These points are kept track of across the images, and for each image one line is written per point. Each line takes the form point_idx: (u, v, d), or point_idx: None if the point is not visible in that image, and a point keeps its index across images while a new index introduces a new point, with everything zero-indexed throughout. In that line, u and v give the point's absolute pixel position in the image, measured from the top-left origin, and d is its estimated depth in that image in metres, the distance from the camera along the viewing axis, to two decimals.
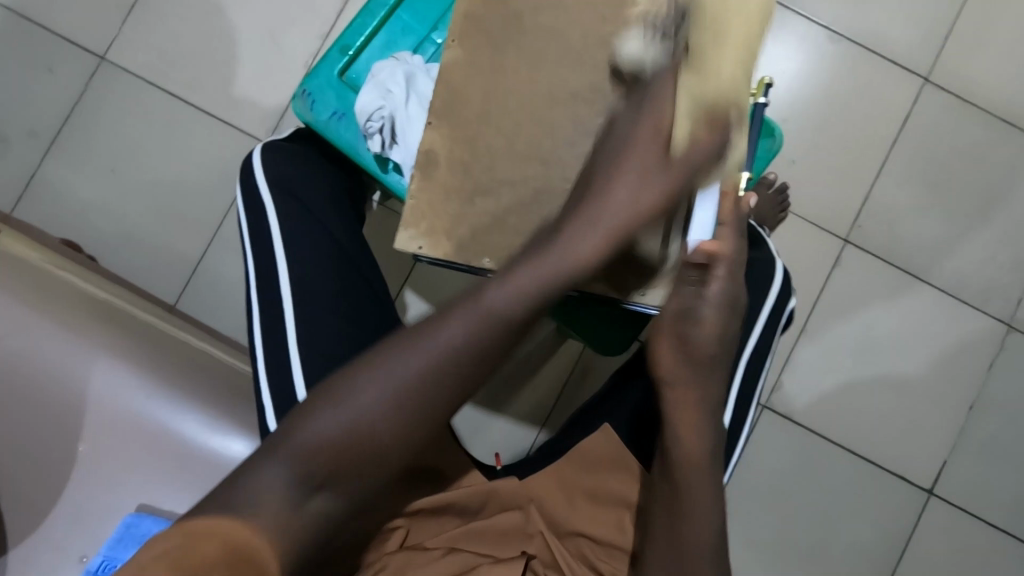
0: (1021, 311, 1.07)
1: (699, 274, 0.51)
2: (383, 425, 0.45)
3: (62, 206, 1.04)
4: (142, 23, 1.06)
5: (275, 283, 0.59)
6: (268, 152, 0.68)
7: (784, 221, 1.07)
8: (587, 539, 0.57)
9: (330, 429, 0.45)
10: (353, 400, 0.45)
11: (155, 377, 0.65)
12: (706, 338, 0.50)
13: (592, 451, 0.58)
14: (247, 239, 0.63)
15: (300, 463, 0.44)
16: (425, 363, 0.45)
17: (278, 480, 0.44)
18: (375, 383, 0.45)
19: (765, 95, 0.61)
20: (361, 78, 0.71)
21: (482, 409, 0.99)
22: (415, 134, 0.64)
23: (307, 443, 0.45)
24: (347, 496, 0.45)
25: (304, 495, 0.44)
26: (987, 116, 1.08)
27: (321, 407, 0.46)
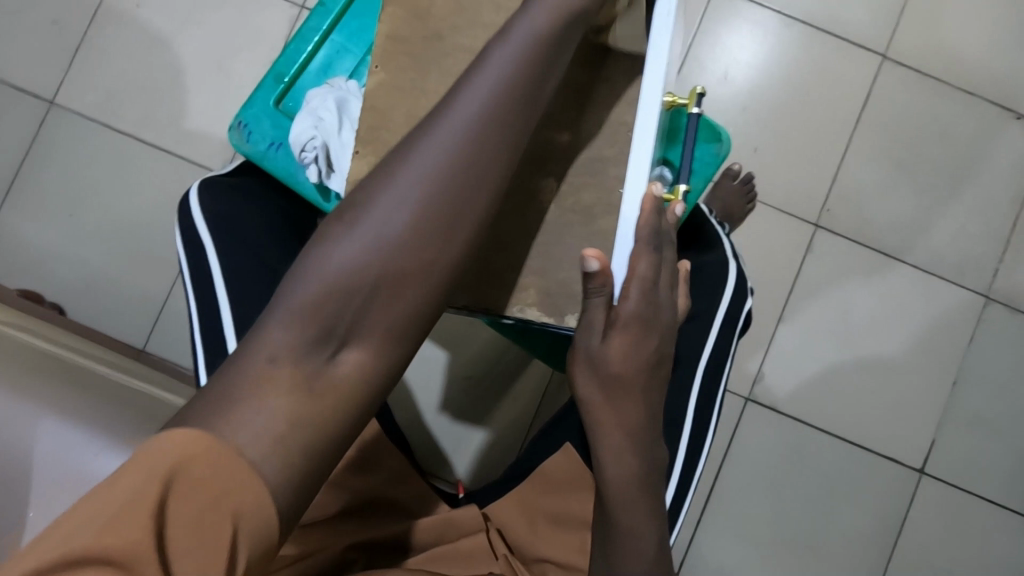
0: (998, 282, 1.07)
1: (598, 286, 0.45)
2: (408, 243, 0.39)
3: (22, 255, 1.02)
4: (89, 63, 1.05)
5: (218, 327, 0.58)
6: (204, 186, 0.67)
7: (751, 213, 1.06)
8: (552, 564, 0.55)
9: (347, 258, 0.38)
10: (364, 223, 0.39)
11: (106, 433, 0.61)
12: (614, 360, 0.46)
13: (553, 475, 0.57)
14: (187, 275, 0.62)
15: (322, 297, 0.38)
16: (444, 167, 0.40)
17: (290, 340, 0.37)
18: (388, 193, 0.40)
19: (699, 105, 0.58)
20: (297, 106, 0.70)
21: (462, 422, 0.98)
22: (347, 159, 0.61)
23: (321, 278, 0.38)
24: (380, 339, 0.39)
25: (329, 347, 0.38)
26: (947, 87, 1.07)
27: (327, 239, 0.40)
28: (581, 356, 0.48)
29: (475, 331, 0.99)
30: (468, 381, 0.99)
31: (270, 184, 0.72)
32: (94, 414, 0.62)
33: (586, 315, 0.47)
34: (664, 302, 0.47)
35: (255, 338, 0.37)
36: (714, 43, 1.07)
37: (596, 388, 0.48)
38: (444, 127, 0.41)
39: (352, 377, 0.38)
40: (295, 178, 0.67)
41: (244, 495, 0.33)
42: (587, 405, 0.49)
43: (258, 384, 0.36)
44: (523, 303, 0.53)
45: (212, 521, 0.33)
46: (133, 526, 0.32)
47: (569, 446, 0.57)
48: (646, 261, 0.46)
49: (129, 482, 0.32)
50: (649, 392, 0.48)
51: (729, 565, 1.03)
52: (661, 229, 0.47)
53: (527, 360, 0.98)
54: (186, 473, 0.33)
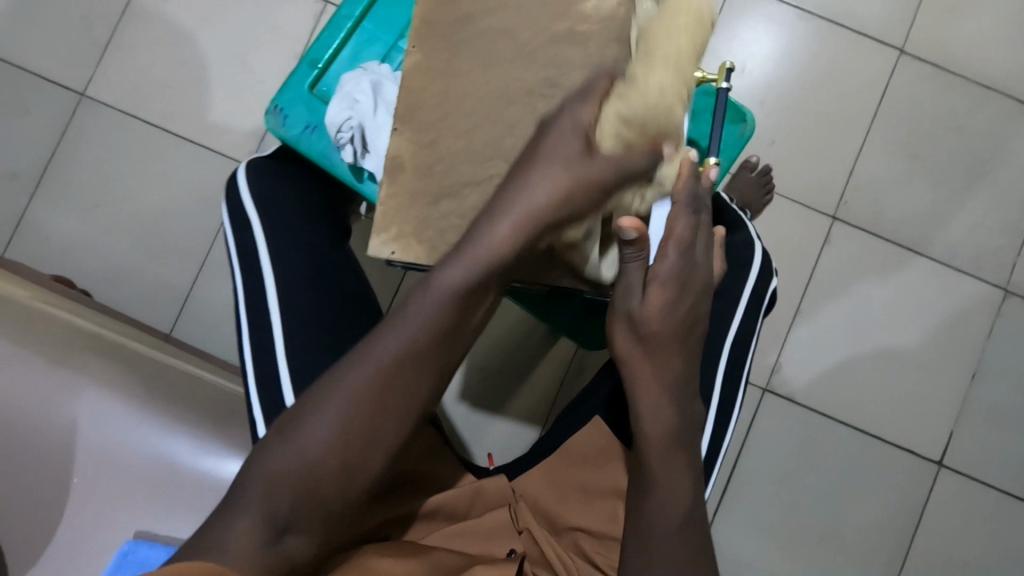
0: (1016, 275, 1.07)
1: (635, 252, 0.47)
2: (333, 461, 0.43)
3: (52, 244, 1.04)
4: (118, 58, 1.08)
5: (264, 305, 0.59)
6: (250, 168, 0.69)
7: (769, 205, 1.06)
8: (582, 532, 0.57)
9: (287, 467, 0.43)
10: (297, 445, 0.43)
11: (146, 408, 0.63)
12: (651, 318, 0.48)
13: (581, 447, 0.59)
14: (232, 252, 0.64)
15: (267, 497, 0.43)
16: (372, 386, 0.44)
17: (244, 525, 0.42)
18: (317, 417, 0.43)
19: (727, 80, 0.59)
20: (331, 90, 0.72)
21: (481, 411, 0.99)
22: (384, 140, 0.63)
23: (265, 487, 0.43)
24: (317, 528, 0.43)
25: (271, 535, 0.42)
26: (964, 81, 1.08)
27: (269, 452, 0.44)
28: (621, 317, 0.50)
29: (497, 321, 1.00)
30: (489, 367, 1.00)
31: (303, 168, 0.74)
32: (142, 394, 0.63)
33: (623, 278, 0.49)
34: (699, 264, 0.50)
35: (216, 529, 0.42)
36: (731, 38, 1.08)
37: (633, 347, 0.50)
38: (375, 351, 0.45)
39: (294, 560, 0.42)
40: (329, 160, 0.69)
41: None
42: (626, 360, 0.50)
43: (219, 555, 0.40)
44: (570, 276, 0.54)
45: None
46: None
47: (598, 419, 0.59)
48: (683, 223, 0.49)
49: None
50: (686, 349, 0.50)
51: (746, 556, 1.04)
52: (698, 192, 0.50)
53: (546, 348, 1.00)
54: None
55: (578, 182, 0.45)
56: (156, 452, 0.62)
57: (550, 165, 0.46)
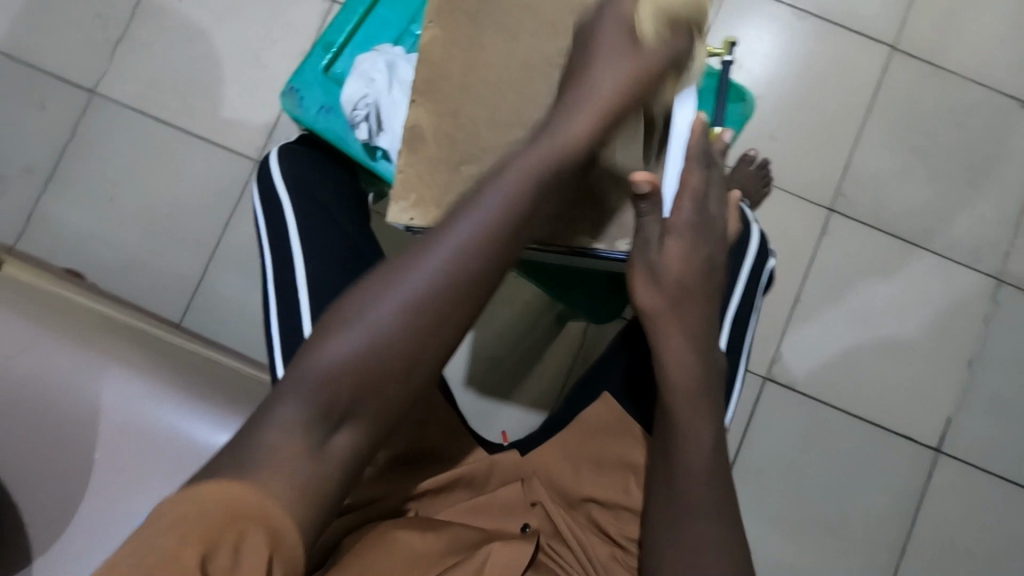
0: (1009, 266, 1.09)
1: (649, 207, 0.50)
2: (385, 358, 0.45)
3: (62, 238, 1.06)
4: (130, 54, 1.10)
5: (292, 278, 0.62)
6: (284, 155, 0.71)
7: (768, 197, 1.09)
8: (595, 504, 0.59)
9: (340, 359, 0.45)
10: (368, 322, 0.45)
11: (131, 372, 0.64)
12: (671, 269, 0.50)
13: (591, 421, 0.60)
14: (264, 234, 0.67)
15: (320, 388, 0.44)
16: (423, 292, 0.46)
17: (296, 420, 0.44)
18: (395, 297, 0.46)
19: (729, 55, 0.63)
20: (345, 72, 0.74)
21: (489, 398, 1.01)
22: (400, 117, 0.66)
23: (334, 364, 0.45)
24: (370, 421, 0.45)
25: (323, 431, 0.44)
26: (955, 77, 1.11)
27: (339, 332, 0.45)
28: (640, 269, 0.51)
29: (504, 310, 1.02)
30: (496, 353, 1.01)
31: (325, 149, 0.75)
32: (158, 373, 0.65)
33: (641, 231, 0.51)
34: (714, 218, 0.52)
35: (274, 407, 0.45)
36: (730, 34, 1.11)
37: (656, 300, 0.51)
38: (423, 261, 0.46)
39: (346, 454, 0.45)
40: (343, 140, 0.71)
41: (278, 515, 0.41)
42: (649, 311, 0.51)
43: (271, 455, 0.43)
44: (577, 234, 0.57)
45: (255, 530, 0.39)
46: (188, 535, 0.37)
47: (608, 396, 0.61)
48: (698, 176, 0.51)
49: (182, 504, 0.39)
50: (704, 296, 0.52)
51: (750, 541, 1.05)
52: (709, 151, 0.52)
53: (552, 336, 1.01)
54: (230, 495, 0.40)
55: (630, 80, 0.51)
56: (141, 415, 0.63)
57: (607, 63, 0.51)
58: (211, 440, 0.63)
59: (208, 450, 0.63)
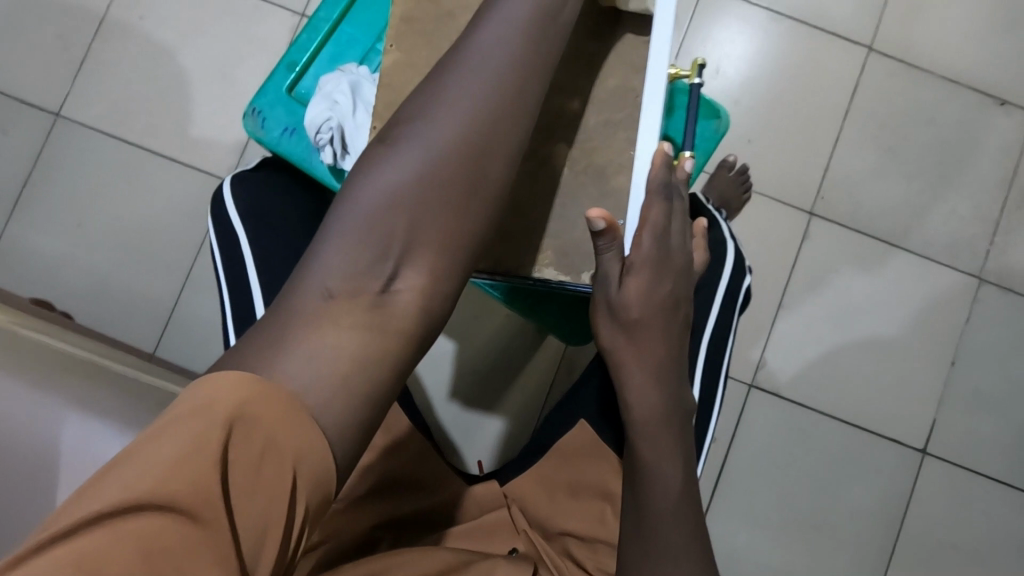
0: (990, 264, 1.09)
1: (608, 242, 0.47)
2: (443, 175, 0.43)
3: (31, 264, 1.03)
4: (95, 74, 1.07)
5: (251, 308, 0.61)
6: (240, 183, 0.70)
7: (748, 202, 1.08)
8: (572, 537, 0.57)
9: (391, 184, 0.43)
10: (409, 157, 0.43)
11: (40, 387, 0.61)
12: (630, 305, 0.49)
13: (566, 445, 0.60)
14: (220, 264, 0.65)
15: (373, 221, 0.42)
16: (469, 105, 0.45)
17: (346, 267, 0.41)
18: (432, 125, 0.44)
19: (699, 76, 0.62)
20: (309, 91, 0.72)
21: (471, 412, 1.00)
22: (364, 139, 0.63)
23: (379, 203, 0.42)
24: (430, 264, 0.42)
25: (385, 270, 0.41)
26: (932, 76, 1.11)
27: (378, 175, 0.43)
28: (601, 305, 0.50)
29: (486, 324, 1.01)
30: (478, 368, 1.00)
31: (292, 172, 0.74)
32: (125, 411, 0.64)
33: (600, 269, 0.49)
34: (676, 250, 0.50)
35: (319, 265, 0.41)
36: (706, 38, 1.10)
37: (616, 335, 0.50)
38: (461, 79, 0.45)
39: (413, 297, 0.42)
40: (308, 163, 0.69)
41: (303, 443, 0.35)
42: (610, 349, 0.51)
43: (326, 312, 0.39)
44: (538, 263, 0.56)
45: (274, 466, 0.34)
46: (198, 476, 0.32)
47: (585, 423, 0.60)
48: (657, 208, 0.49)
49: (188, 426, 0.33)
50: (667, 330, 0.50)
51: (742, 549, 1.05)
52: (671, 180, 0.50)
53: (535, 349, 1.01)
54: (243, 419, 0.34)
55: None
56: (45, 431, 0.60)
57: None
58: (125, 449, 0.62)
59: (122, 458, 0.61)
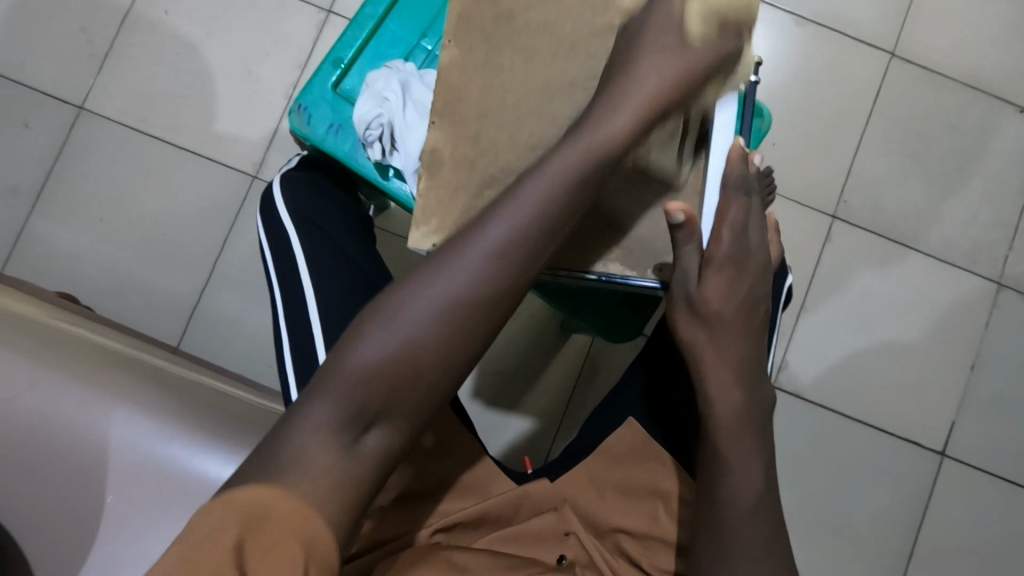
0: (1009, 269, 1.10)
1: (685, 235, 0.51)
2: (423, 347, 0.46)
3: (53, 258, 1.02)
4: (120, 68, 1.06)
5: (303, 309, 0.60)
6: (284, 180, 0.70)
7: (772, 204, 1.08)
8: (624, 533, 0.57)
9: (373, 357, 0.45)
10: (394, 327, 0.46)
11: (81, 387, 0.61)
12: (712, 300, 0.50)
13: (618, 446, 0.59)
14: (270, 262, 0.65)
15: (351, 386, 0.45)
16: (462, 274, 0.48)
17: (330, 419, 0.44)
18: (417, 300, 0.47)
19: (755, 74, 0.61)
20: (354, 89, 0.73)
21: (495, 411, 1.00)
22: (415, 138, 0.64)
23: (363, 367, 0.45)
24: (399, 424, 0.46)
25: (359, 426, 0.44)
26: (953, 83, 1.12)
27: (365, 339, 0.46)
28: (680, 301, 0.52)
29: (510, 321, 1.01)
30: (503, 364, 1.00)
31: (333, 175, 0.75)
32: (166, 408, 0.63)
33: (679, 264, 0.52)
34: (754, 247, 0.52)
35: (299, 418, 0.44)
36: None
37: (695, 330, 0.52)
38: (458, 265, 0.48)
39: (378, 454, 0.45)
40: (353, 159, 0.69)
41: (311, 533, 0.39)
42: (690, 345, 0.52)
43: (304, 458, 0.42)
44: (605, 259, 0.58)
45: (287, 540, 0.38)
46: (223, 555, 0.36)
47: (633, 420, 0.61)
48: (736, 206, 0.51)
49: (213, 518, 0.38)
50: (747, 328, 0.51)
51: None
52: (747, 177, 0.53)
53: (560, 348, 1.01)
54: (262, 512, 0.39)
55: (678, 76, 0.52)
56: (87, 432, 0.60)
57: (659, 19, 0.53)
58: (162, 451, 0.61)
59: (161, 460, 0.61)
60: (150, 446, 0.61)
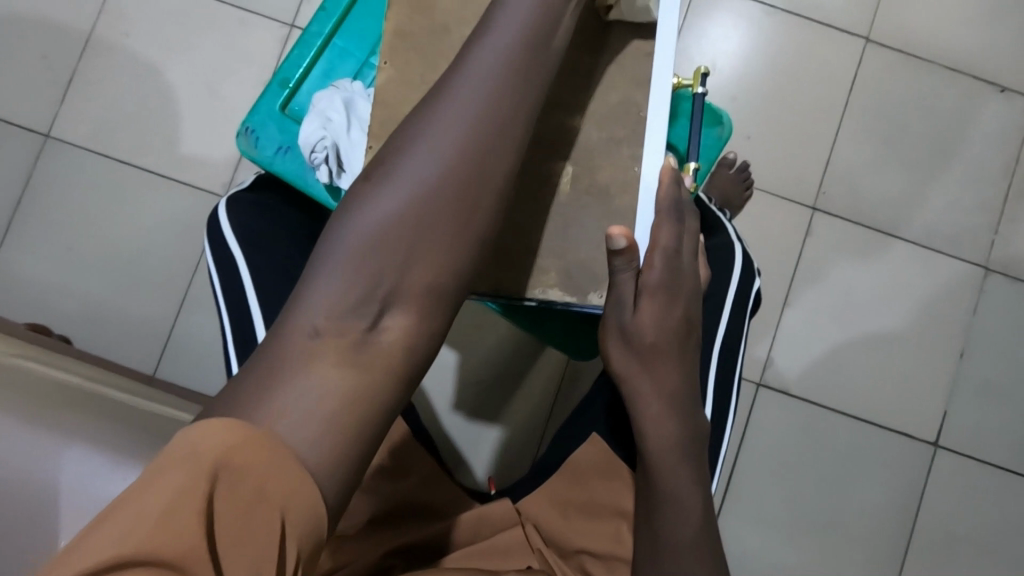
0: (996, 253, 1.08)
1: (624, 261, 0.48)
2: (430, 210, 0.41)
3: (26, 290, 1.02)
4: (82, 94, 1.05)
5: (251, 331, 0.60)
6: (234, 202, 0.69)
7: (750, 198, 1.07)
8: (589, 555, 0.56)
9: (376, 222, 0.41)
10: (394, 192, 0.42)
11: (35, 424, 0.60)
12: (645, 329, 0.50)
13: (582, 467, 0.59)
14: (218, 287, 0.64)
15: (354, 262, 0.40)
16: (461, 134, 0.43)
17: (332, 305, 0.39)
18: (412, 163, 0.42)
19: (702, 83, 0.65)
20: (303, 108, 0.72)
21: (475, 420, 0.98)
22: (359, 159, 0.62)
23: (364, 237, 0.41)
24: (418, 302, 0.41)
25: (371, 312, 0.40)
26: (930, 65, 1.09)
27: (362, 207, 0.42)
28: (615, 330, 0.51)
29: (488, 330, 0.99)
30: (482, 374, 0.99)
31: (287, 194, 0.74)
32: (124, 442, 0.62)
33: (614, 291, 0.50)
34: (687, 271, 0.52)
35: (297, 309, 0.39)
36: (700, 36, 1.09)
37: (629, 359, 0.51)
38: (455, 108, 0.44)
39: (399, 341, 0.40)
40: (302, 180, 0.69)
41: (289, 488, 0.34)
42: (624, 376, 0.52)
43: (303, 362, 0.38)
44: (544, 285, 0.55)
45: (262, 513, 0.33)
46: (185, 530, 0.32)
47: (597, 435, 0.59)
48: (667, 229, 0.51)
49: (173, 477, 0.32)
50: (681, 355, 0.51)
51: (756, 550, 1.04)
52: (679, 199, 0.53)
53: (540, 357, 0.99)
54: (229, 468, 0.33)
55: None
56: (42, 469, 0.58)
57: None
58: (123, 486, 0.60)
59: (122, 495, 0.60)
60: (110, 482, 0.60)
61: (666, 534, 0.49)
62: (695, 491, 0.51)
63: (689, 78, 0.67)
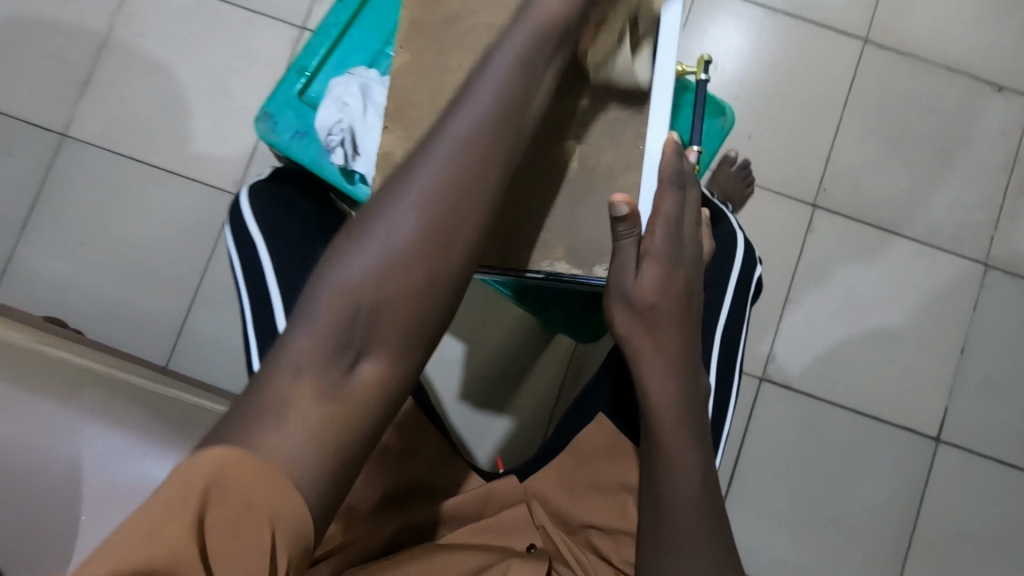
0: (996, 249, 1.09)
1: (626, 228, 0.51)
2: (405, 261, 0.42)
3: (41, 285, 1.04)
4: (99, 94, 1.08)
5: (271, 316, 0.62)
6: (252, 193, 0.72)
7: (751, 195, 1.09)
8: (596, 530, 0.58)
9: (353, 274, 0.42)
10: (371, 246, 0.42)
11: (59, 407, 0.62)
12: (648, 292, 0.52)
13: (587, 446, 0.60)
14: (238, 272, 0.67)
15: (332, 312, 0.41)
16: (440, 185, 0.43)
17: (311, 353, 0.41)
18: (389, 215, 0.43)
19: (704, 73, 0.68)
20: (320, 95, 0.74)
21: (483, 411, 1.00)
22: (374, 141, 0.65)
23: (342, 289, 0.42)
24: (392, 348, 0.42)
25: (348, 358, 0.41)
26: (928, 64, 1.11)
27: (343, 258, 0.43)
28: (618, 295, 0.53)
29: (495, 321, 1.01)
30: (489, 365, 1.00)
31: (303, 180, 0.76)
32: (143, 424, 0.64)
33: (617, 256, 0.53)
34: (687, 242, 0.54)
35: (278, 355, 0.41)
36: (702, 37, 1.11)
37: (630, 320, 0.53)
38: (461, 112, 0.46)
39: (373, 387, 0.41)
40: (318, 164, 0.71)
41: (277, 504, 0.36)
42: (629, 338, 0.54)
43: (283, 404, 0.39)
44: (552, 257, 0.57)
45: (251, 527, 0.36)
46: (175, 543, 0.34)
47: (603, 415, 0.61)
48: (670, 198, 0.53)
49: (168, 495, 0.35)
50: (682, 320, 0.53)
51: (758, 543, 1.04)
52: (682, 170, 0.54)
53: (545, 349, 1.01)
54: (220, 485, 0.36)
55: None
56: (66, 450, 0.61)
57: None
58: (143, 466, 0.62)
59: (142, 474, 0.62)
60: (132, 461, 0.62)
61: (666, 495, 0.50)
62: (699, 465, 0.52)
63: (692, 67, 0.70)
